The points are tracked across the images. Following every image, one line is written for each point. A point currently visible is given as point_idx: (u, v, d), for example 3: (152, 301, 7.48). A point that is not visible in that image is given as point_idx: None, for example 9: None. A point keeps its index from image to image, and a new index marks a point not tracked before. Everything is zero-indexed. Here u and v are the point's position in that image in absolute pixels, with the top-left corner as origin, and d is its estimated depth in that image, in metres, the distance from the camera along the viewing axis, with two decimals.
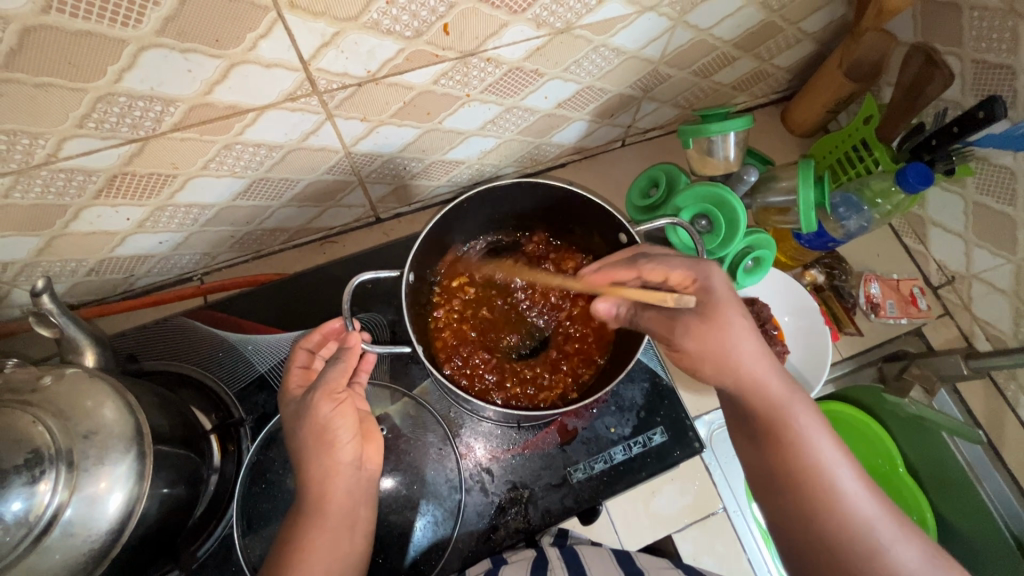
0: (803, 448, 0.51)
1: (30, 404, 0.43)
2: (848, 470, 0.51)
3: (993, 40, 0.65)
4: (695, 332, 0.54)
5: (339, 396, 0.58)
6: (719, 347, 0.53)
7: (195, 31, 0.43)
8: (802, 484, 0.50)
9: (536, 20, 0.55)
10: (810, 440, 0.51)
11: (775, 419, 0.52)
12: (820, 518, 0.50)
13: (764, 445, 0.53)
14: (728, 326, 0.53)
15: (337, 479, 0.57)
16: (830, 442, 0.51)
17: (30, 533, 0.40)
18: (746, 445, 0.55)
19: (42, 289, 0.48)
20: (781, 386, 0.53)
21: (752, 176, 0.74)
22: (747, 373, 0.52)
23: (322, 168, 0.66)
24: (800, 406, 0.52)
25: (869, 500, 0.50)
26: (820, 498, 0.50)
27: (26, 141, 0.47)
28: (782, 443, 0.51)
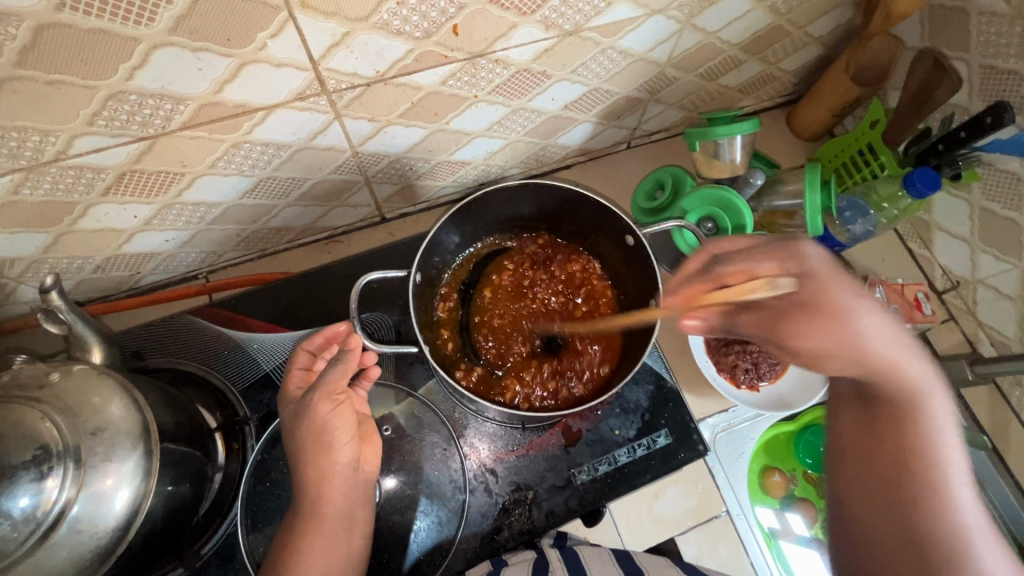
0: (917, 433, 0.50)
1: (38, 400, 0.43)
2: (959, 469, 0.49)
3: (1001, 46, 0.65)
4: (811, 321, 0.51)
5: (338, 397, 0.58)
6: (837, 338, 0.51)
7: (207, 30, 0.43)
8: (909, 468, 0.50)
9: (545, 22, 0.55)
10: (932, 428, 0.50)
11: (906, 401, 0.51)
12: (912, 507, 0.49)
13: (884, 423, 0.52)
14: (865, 317, 0.51)
15: (334, 481, 0.57)
16: (953, 436, 0.50)
17: (38, 529, 0.40)
18: (865, 424, 0.54)
19: (50, 285, 0.48)
20: (925, 374, 0.51)
21: (758, 179, 0.74)
22: (881, 356, 0.51)
23: (329, 167, 0.66)
24: (937, 395, 0.51)
25: (975, 508, 0.48)
26: (920, 487, 0.49)
27: (37, 138, 0.47)
28: (904, 424, 0.50)
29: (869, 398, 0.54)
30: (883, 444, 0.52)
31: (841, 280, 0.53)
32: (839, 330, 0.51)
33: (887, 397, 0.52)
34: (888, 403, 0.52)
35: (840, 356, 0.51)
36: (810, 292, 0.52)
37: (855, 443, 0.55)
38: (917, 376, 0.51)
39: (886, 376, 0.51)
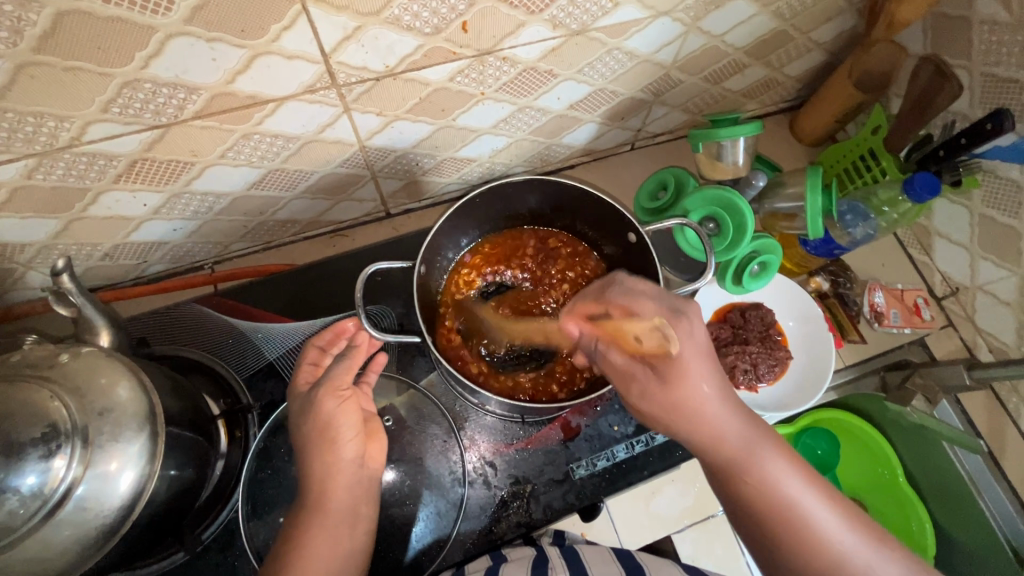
0: (772, 492, 0.50)
1: (47, 379, 0.44)
2: (816, 505, 0.50)
3: (1003, 54, 0.65)
4: (661, 386, 0.50)
5: (343, 392, 0.58)
6: (677, 418, 0.51)
7: (222, 22, 0.44)
8: (782, 528, 0.50)
9: (553, 21, 0.56)
10: (776, 486, 0.50)
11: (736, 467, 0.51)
12: (789, 554, 0.50)
13: (728, 487, 0.52)
14: (692, 387, 0.50)
15: (341, 475, 0.57)
16: (794, 480, 0.51)
17: (45, 506, 0.41)
18: (714, 484, 0.54)
19: (62, 269, 0.49)
20: (739, 432, 0.51)
21: (761, 181, 0.77)
22: (709, 423, 0.50)
23: (336, 161, 0.67)
24: (758, 447, 0.51)
25: (845, 530, 0.50)
26: (792, 535, 0.50)
27: (52, 124, 0.48)
28: (751, 490, 0.50)
29: (708, 464, 0.53)
30: (739, 506, 0.52)
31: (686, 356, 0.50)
32: (671, 393, 0.50)
33: (720, 465, 0.52)
34: (722, 470, 0.52)
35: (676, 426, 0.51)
36: (669, 356, 0.50)
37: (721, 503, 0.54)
38: (699, 439, 0.51)
39: (706, 445, 0.51)
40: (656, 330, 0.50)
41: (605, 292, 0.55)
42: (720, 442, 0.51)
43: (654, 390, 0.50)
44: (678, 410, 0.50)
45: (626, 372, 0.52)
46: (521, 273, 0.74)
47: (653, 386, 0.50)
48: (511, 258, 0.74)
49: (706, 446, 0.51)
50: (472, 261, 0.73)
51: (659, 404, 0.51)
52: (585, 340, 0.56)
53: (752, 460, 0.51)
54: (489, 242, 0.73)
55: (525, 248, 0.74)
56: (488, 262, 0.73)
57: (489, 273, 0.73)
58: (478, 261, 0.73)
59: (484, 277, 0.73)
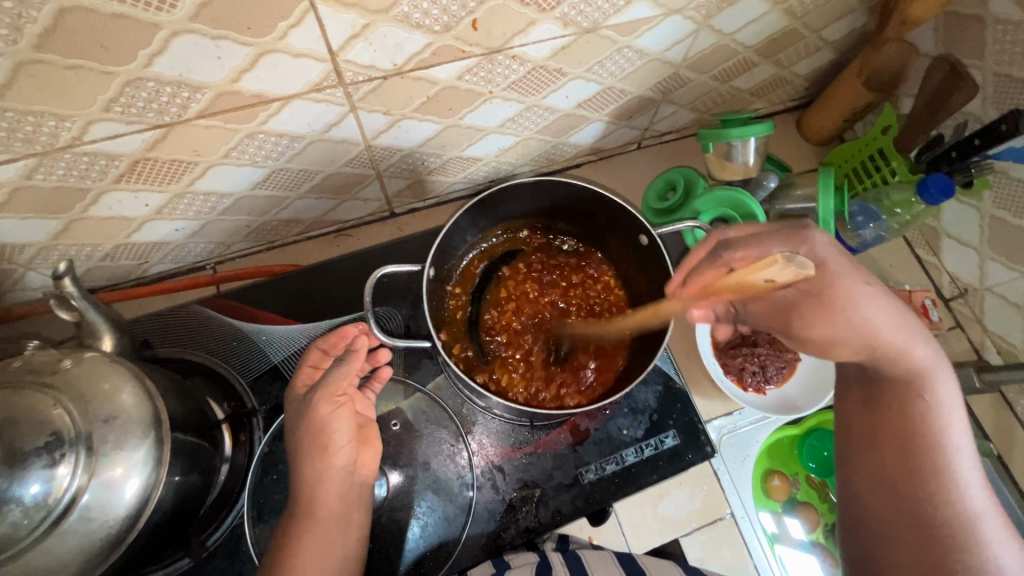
0: (938, 429, 0.51)
1: (50, 385, 0.43)
2: (966, 459, 0.50)
3: (1017, 53, 0.64)
4: (817, 312, 0.51)
5: (340, 398, 0.57)
6: (843, 325, 0.51)
7: (228, 19, 0.43)
8: (922, 456, 0.50)
9: (564, 18, 0.55)
10: (943, 419, 0.51)
11: (911, 392, 0.52)
12: (917, 489, 0.50)
13: (889, 410, 0.53)
14: (862, 299, 0.51)
15: (331, 483, 0.56)
16: (962, 427, 0.51)
17: (49, 516, 0.40)
18: (864, 408, 0.55)
19: (63, 272, 0.48)
20: (926, 357, 0.52)
21: (772, 182, 0.76)
22: (878, 335, 0.51)
23: (342, 160, 0.66)
24: (943, 382, 0.52)
25: (980, 495, 0.49)
26: (920, 470, 0.50)
27: (53, 123, 0.46)
28: (915, 418, 0.51)
29: (872, 386, 0.54)
30: (882, 431, 0.53)
31: (852, 270, 0.52)
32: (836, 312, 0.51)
33: (893, 383, 0.53)
34: (889, 390, 0.53)
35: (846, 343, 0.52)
36: (822, 277, 0.51)
37: (859, 429, 0.55)
38: (904, 355, 0.52)
39: (875, 357, 0.52)
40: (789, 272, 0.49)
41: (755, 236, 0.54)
42: (903, 358, 0.52)
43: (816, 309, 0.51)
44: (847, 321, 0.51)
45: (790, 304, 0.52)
46: (530, 271, 0.72)
47: (817, 307, 0.51)
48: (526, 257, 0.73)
49: (882, 359, 0.52)
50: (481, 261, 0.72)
51: (829, 322, 0.51)
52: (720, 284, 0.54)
53: (930, 387, 0.52)
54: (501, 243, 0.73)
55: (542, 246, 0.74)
56: (499, 258, 0.73)
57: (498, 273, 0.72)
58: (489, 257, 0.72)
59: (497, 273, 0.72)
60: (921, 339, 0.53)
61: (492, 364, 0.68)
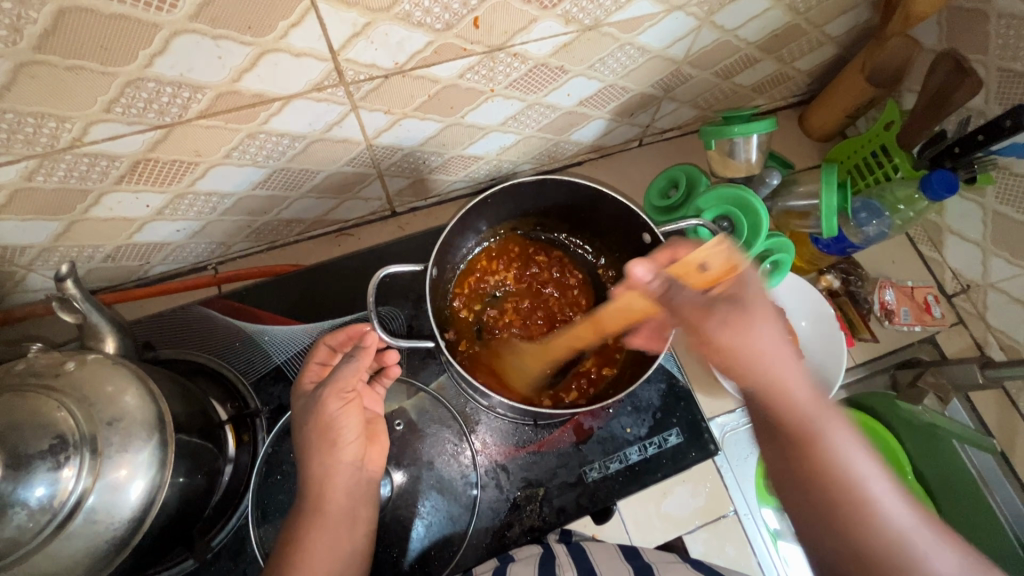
0: (836, 465, 0.47)
1: (53, 388, 0.43)
2: (886, 488, 0.47)
3: (1020, 48, 0.64)
4: (729, 320, 0.51)
5: (347, 395, 0.57)
6: (742, 344, 0.50)
7: (228, 18, 0.42)
8: (841, 494, 0.47)
9: (566, 16, 0.55)
10: (842, 452, 0.48)
11: (806, 430, 0.48)
12: (847, 526, 0.47)
13: (789, 451, 0.50)
14: (764, 328, 0.51)
15: (340, 478, 0.57)
16: (863, 455, 0.48)
17: (54, 519, 0.40)
18: (771, 449, 0.52)
19: (65, 274, 0.48)
20: (804, 395, 0.49)
21: (774, 179, 0.76)
22: (767, 367, 0.50)
23: (343, 159, 0.65)
24: (832, 421, 0.49)
25: (909, 521, 0.46)
26: (847, 510, 0.47)
27: (53, 125, 0.46)
28: (819, 458, 0.48)
29: (767, 426, 0.51)
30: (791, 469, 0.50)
31: (767, 303, 0.52)
32: (744, 329, 0.50)
33: (778, 423, 0.50)
34: (779, 433, 0.50)
35: (751, 377, 0.50)
36: (740, 287, 0.52)
37: (775, 470, 0.52)
38: (771, 386, 0.50)
39: (763, 395, 0.50)
40: (722, 249, 0.51)
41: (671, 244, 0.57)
42: (779, 396, 0.49)
43: (722, 317, 0.51)
44: (745, 347, 0.50)
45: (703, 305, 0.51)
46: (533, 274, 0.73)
47: (730, 317, 0.51)
48: (529, 258, 0.74)
49: (770, 398, 0.50)
50: (485, 260, 0.72)
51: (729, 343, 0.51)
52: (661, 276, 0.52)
53: (818, 431, 0.48)
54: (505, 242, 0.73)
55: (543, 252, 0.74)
56: (501, 258, 0.73)
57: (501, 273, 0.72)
58: (486, 258, 0.72)
59: (496, 276, 0.72)
60: (800, 374, 0.50)
61: (494, 362, 0.68)
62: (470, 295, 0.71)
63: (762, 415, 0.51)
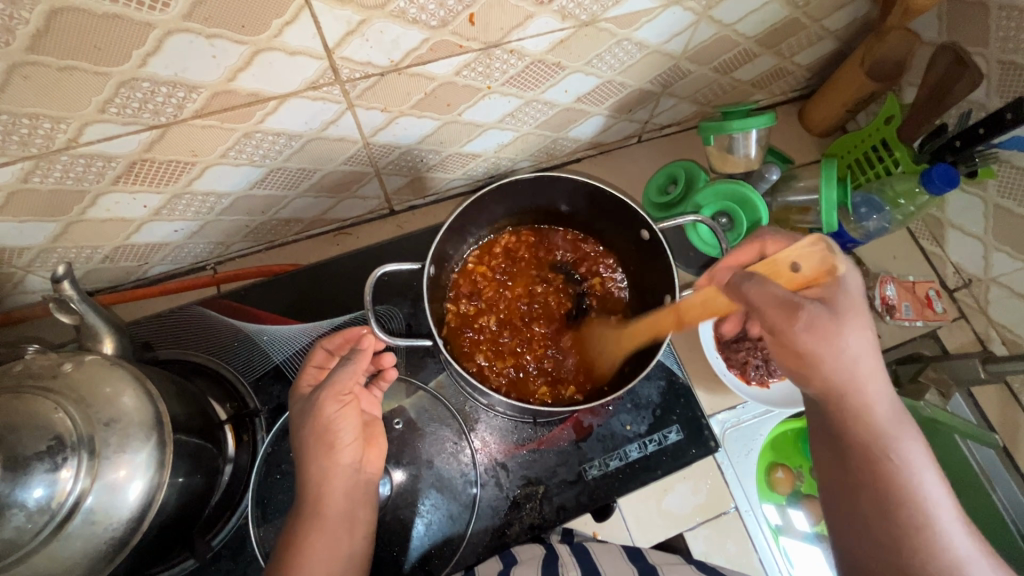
0: (907, 483, 0.49)
1: (51, 390, 0.43)
2: (945, 509, 0.49)
3: (1021, 40, 0.63)
4: (818, 328, 0.49)
5: (345, 397, 0.57)
6: (828, 353, 0.49)
7: (222, 17, 0.42)
8: (894, 509, 0.49)
9: (562, 12, 0.55)
10: (911, 469, 0.49)
11: (883, 444, 0.50)
12: (897, 539, 0.48)
13: (861, 467, 0.51)
14: (854, 337, 0.50)
15: (337, 481, 0.56)
16: (933, 474, 0.50)
17: (52, 520, 0.40)
18: (835, 458, 0.54)
19: (62, 275, 0.48)
20: (888, 409, 0.51)
21: (773, 175, 0.75)
22: (852, 383, 0.50)
23: (340, 158, 0.65)
24: (905, 436, 0.50)
25: (965, 539, 0.48)
26: (897, 523, 0.49)
27: (48, 126, 0.46)
28: (885, 472, 0.50)
29: (835, 436, 0.53)
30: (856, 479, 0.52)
31: (860, 307, 0.51)
32: (829, 332, 0.49)
33: (860, 439, 0.51)
34: (860, 446, 0.51)
35: (824, 380, 0.51)
36: (835, 293, 0.51)
37: (840, 483, 0.53)
38: (856, 404, 0.51)
39: (849, 413, 0.51)
40: (816, 251, 0.53)
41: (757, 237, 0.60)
42: (866, 411, 0.51)
43: (799, 333, 0.49)
44: (813, 358, 0.50)
45: (792, 305, 0.49)
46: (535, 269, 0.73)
47: (818, 318, 0.49)
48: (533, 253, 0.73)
49: (848, 412, 0.51)
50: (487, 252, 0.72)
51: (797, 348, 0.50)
52: (740, 273, 0.52)
53: (896, 446, 0.50)
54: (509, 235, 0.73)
55: (549, 248, 0.73)
56: (504, 251, 0.72)
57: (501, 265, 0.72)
58: (487, 253, 0.72)
59: (497, 270, 0.72)
60: (887, 391, 0.52)
61: (489, 355, 0.68)
62: (470, 286, 0.71)
63: (844, 432, 0.52)
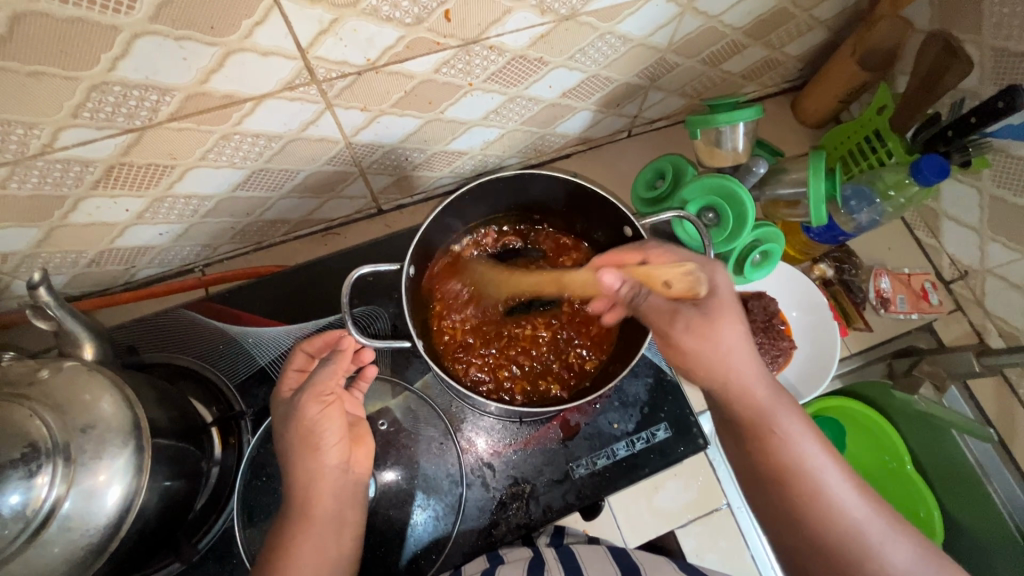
0: (796, 457, 0.49)
1: (28, 397, 0.43)
2: (836, 474, 0.50)
3: (1014, 26, 0.62)
4: (695, 328, 0.50)
5: (327, 398, 0.57)
6: (707, 352, 0.50)
7: (189, 18, 0.42)
8: (794, 485, 0.49)
9: (540, 7, 0.54)
10: (796, 444, 0.50)
11: (761, 424, 0.50)
12: (798, 514, 0.49)
13: (753, 446, 0.51)
14: (729, 329, 0.50)
15: (325, 482, 0.57)
16: (816, 445, 0.50)
17: (28, 526, 0.40)
18: (732, 445, 0.54)
19: (39, 282, 0.47)
20: (767, 390, 0.51)
21: (762, 167, 0.75)
22: (730, 369, 0.50)
23: (322, 158, 0.65)
24: (784, 411, 0.50)
25: (858, 501, 0.49)
26: (799, 499, 0.49)
27: (21, 131, 0.46)
28: (775, 453, 0.50)
29: (730, 420, 0.53)
30: (757, 467, 0.51)
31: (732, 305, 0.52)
32: (707, 332, 0.50)
33: (744, 422, 0.51)
34: (745, 429, 0.51)
35: (707, 378, 0.51)
36: (713, 297, 0.51)
37: (740, 463, 0.53)
38: (731, 391, 0.51)
39: (729, 399, 0.51)
40: (688, 275, 0.52)
41: (643, 246, 0.58)
42: (743, 397, 0.51)
43: (688, 330, 0.50)
44: (703, 359, 0.50)
45: (667, 311, 0.51)
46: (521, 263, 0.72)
47: (696, 321, 0.50)
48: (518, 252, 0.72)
49: (731, 398, 0.51)
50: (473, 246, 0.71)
51: (685, 349, 0.51)
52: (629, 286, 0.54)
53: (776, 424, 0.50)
54: (497, 235, 0.72)
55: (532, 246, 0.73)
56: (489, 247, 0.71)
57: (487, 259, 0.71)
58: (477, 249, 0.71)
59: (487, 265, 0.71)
60: (762, 371, 0.51)
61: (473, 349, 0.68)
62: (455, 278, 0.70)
63: (730, 418, 0.52)
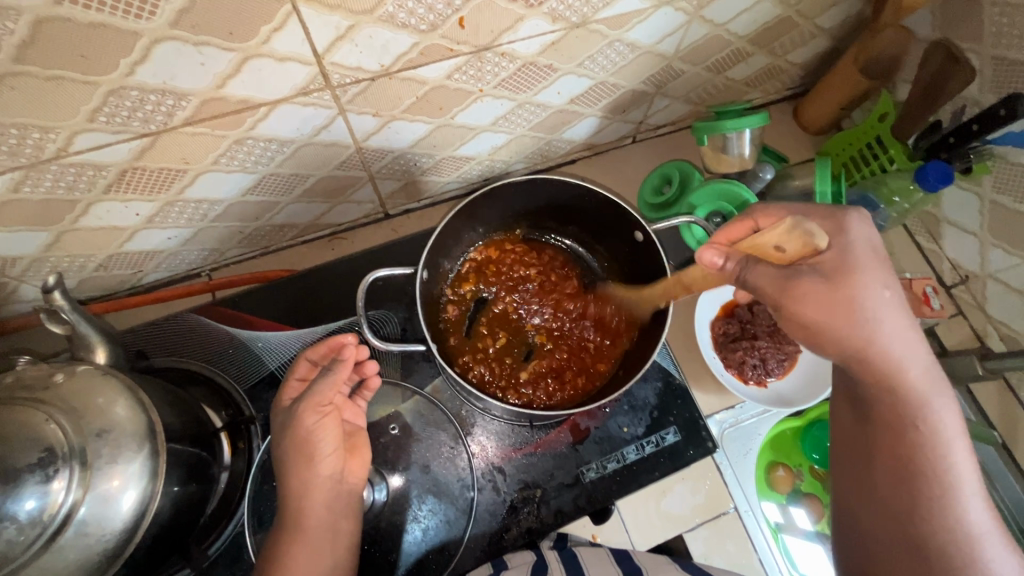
0: (934, 451, 0.47)
1: (42, 401, 0.42)
2: (971, 477, 0.47)
3: (1015, 36, 0.63)
4: (820, 298, 0.47)
5: (324, 408, 0.56)
6: (842, 315, 0.47)
7: (210, 24, 0.42)
8: (916, 481, 0.48)
9: (553, 14, 0.54)
10: (935, 440, 0.47)
11: (906, 412, 0.48)
12: (916, 516, 0.47)
13: (884, 431, 0.50)
14: (879, 304, 0.48)
15: (318, 494, 0.56)
16: (956, 447, 0.48)
17: (44, 533, 0.39)
18: (862, 426, 0.52)
19: (53, 285, 0.47)
20: (924, 375, 0.48)
21: (768, 174, 0.75)
22: (876, 343, 0.48)
23: (333, 163, 0.65)
24: (941, 402, 0.48)
25: (982, 513, 0.47)
26: (921, 493, 0.47)
27: (37, 135, 0.46)
28: (915, 446, 0.48)
29: (862, 397, 0.51)
30: (880, 451, 0.50)
31: (875, 266, 0.48)
32: (845, 296, 0.47)
33: (889, 406, 0.49)
34: (886, 412, 0.49)
35: (839, 346, 0.48)
36: (838, 256, 0.48)
37: (858, 446, 0.53)
38: (883, 371, 0.48)
39: (874, 375, 0.48)
40: (792, 231, 0.48)
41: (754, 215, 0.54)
42: (898, 376, 0.48)
43: (818, 289, 0.47)
44: (833, 331, 0.48)
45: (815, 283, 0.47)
46: (536, 272, 0.72)
47: (818, 288, 0.47)
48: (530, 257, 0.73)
49: (881, 378, 0.48)
50: (491, 252, 0.72)
51: (823, 318, 0.47)
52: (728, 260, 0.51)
53: (923, 413, 0.48)
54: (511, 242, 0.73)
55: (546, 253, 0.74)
56: (506, 252, 0.73)
57: (504, 262, 0.72)
58: (491, 251, 0.72)
59: (499, 271, 0.72)
60: (922, 356, 0.49)
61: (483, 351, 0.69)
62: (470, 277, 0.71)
63: (874, 402, 0.50)
